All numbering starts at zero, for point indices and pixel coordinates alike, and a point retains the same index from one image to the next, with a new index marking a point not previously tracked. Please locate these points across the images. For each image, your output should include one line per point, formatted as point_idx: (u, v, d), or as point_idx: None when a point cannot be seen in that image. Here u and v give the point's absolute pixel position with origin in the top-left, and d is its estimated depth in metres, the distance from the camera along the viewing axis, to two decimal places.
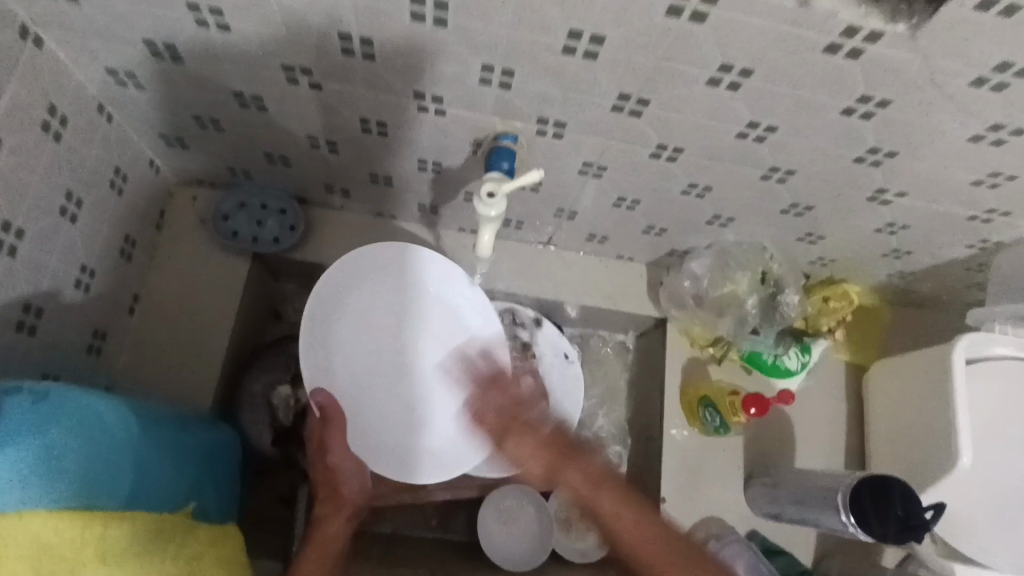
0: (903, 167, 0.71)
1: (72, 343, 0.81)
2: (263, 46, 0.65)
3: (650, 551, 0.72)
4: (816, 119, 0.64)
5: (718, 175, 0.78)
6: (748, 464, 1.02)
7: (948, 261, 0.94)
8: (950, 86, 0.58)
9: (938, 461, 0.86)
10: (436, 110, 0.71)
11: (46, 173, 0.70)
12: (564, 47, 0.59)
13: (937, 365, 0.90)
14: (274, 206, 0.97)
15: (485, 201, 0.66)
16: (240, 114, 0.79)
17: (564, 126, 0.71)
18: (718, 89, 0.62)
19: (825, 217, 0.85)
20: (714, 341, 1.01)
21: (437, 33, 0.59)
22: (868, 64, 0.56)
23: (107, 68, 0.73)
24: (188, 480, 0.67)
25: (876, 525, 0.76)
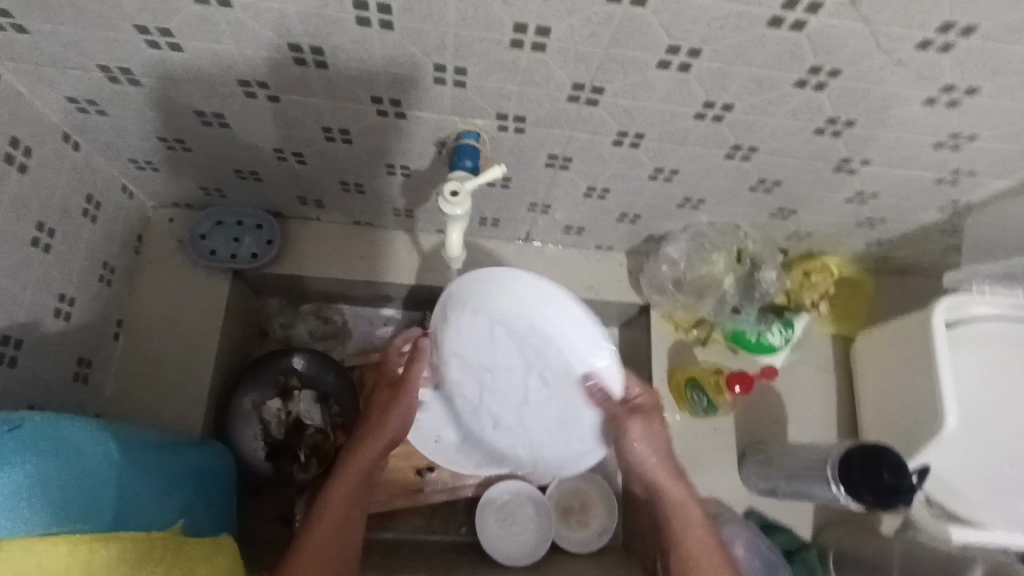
0: (863, 136, 0.71)
1: (57, 372, 0.81)
2: (218, 63, 0.66)
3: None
4: (771, 94, 0.65)
5: (683, 158, 0.78)
6: (741, 443, 1.02)
7: (923, 226, 0.94)
8: (897, 51, 0.58)
9: (927, 425, 0.87)
10: (397, 113, 0.72)
11: (14, 205, 0.71)
12: (513, 41, 0.59)
13: (919, 331, 0.90)
14: (250, 222, 0.99)
15: (449, 200, 0.66)
16: (206, 132, 0.79)
17: (524, 120, 0.71)
18: (670, 71, 0.62)
19: (795, 191, 0.85)
20: (696, 323, 1.03)
21: (386, 36, 0.60)
22: (814, 35, 0.56)
23: (67, 97, 0.73)
24: (177, 501, 0.67)
25: (866, 495, 0.76)
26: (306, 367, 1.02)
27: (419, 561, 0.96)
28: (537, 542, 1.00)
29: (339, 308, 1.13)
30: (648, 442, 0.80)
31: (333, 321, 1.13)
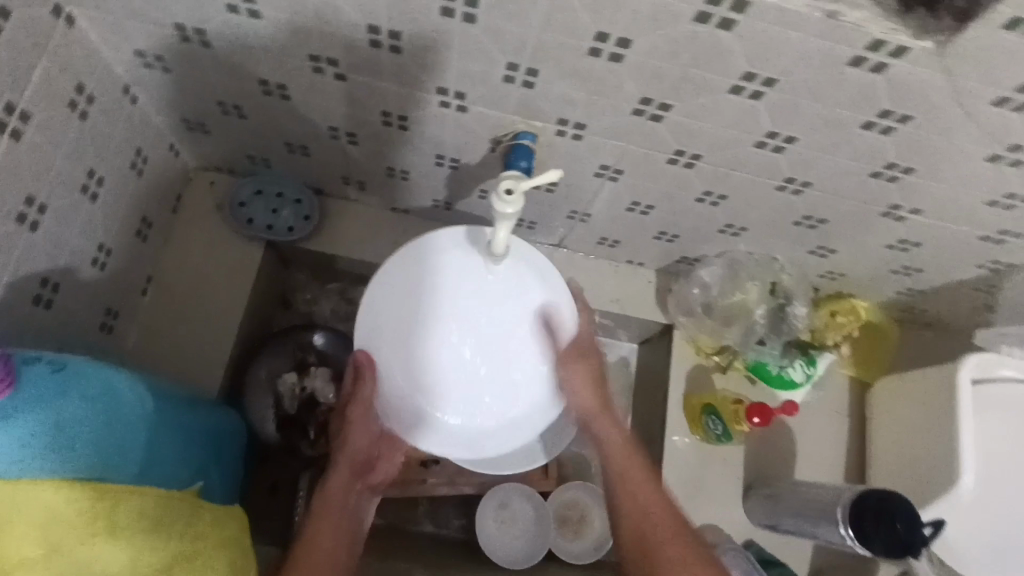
0: (919, 185, 0.71)
1: (86, 320, 0.81)
2: (292, 35, 0.66)
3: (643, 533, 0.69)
4: (836, 132, 0.65)
5: (734, 185, 0.79)
6: (748, 475, 1.02)
7: (959, 282, 0.94)
8: (971, 105, 0.58)
9: (940, 480, 0.87)
10: (458, 107, 0.72)
11: (71, 150, 0.71)
12: (590, 49, 0.59)
13: (942, 385, 0.90)
14: (289, 194, 0.98)
15: (502, 199, 0.65)
16: (265, 101, 0.80)
17: (584, 128, 0.72)
18: (740, 97, 0.62)
19: (838, 231, 0.85)
20: (719, 350, 1.01)
21: (465, 29, 0.60)
22: (892, 80, 0.56)
23: (136, 50, 0.73)
24: (195, 460, 0.68)
25: (875, 540, 0.76)
26: (326, 345, 1.03)
27: (414, 551, 0.96)
28: (533, 548, 1.00)
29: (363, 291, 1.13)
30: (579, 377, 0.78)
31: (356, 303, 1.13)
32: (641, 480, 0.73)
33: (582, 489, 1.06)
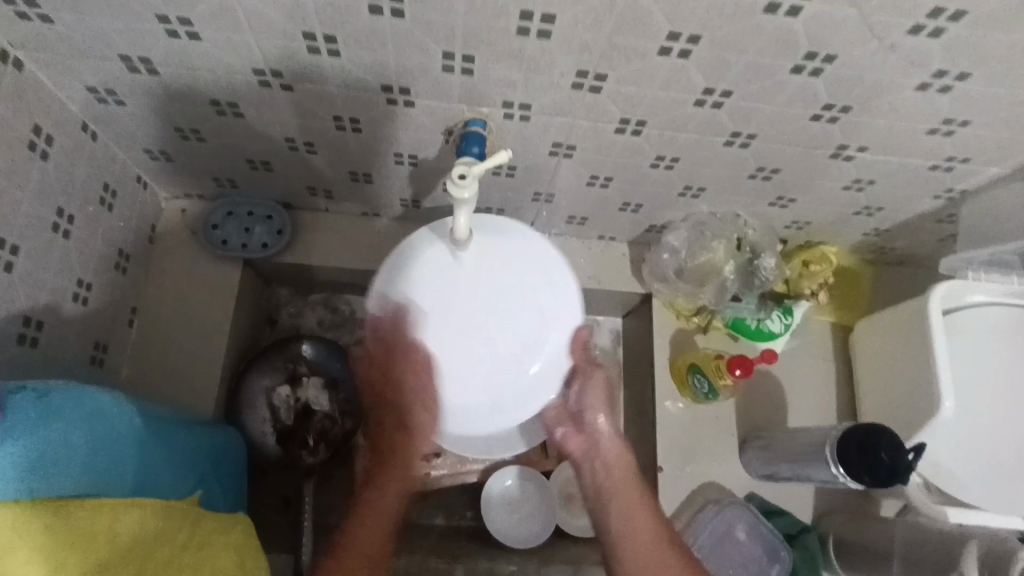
0: (859, 122, 0.73)
1: (75, 355, 0.83)
2: (235, 52, 0.68)
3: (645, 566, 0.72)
4: (767, 80, 0.67)
5: (684, 146, 0.81)
6: (742, 429, 1.04)
7: (920, 215, 0.96)
8: (890, 37, 0.60)
9: (924, 408, 0.89)
10: (405, 102, 0.74)
11: (37, 191, 0.73)
12: (518, 29, 0.61)
13: (915, 317, 0.92)
14: (261, 212, 1.01)
15: (457, 184, 0.67)
16: (221, 122, 0.82)
17: (529, 108, 0.74)
18: (670, 58, 0.64)
19: (793, 179, 0.88)
20: (697, 311, 1.04)
21: (397, 25, 0.62)
22: (809, 22, 0.59)
23: (88, 86, 0.75)
24: (190, 474, 0.69)
25: (862, 473, 0.78)
26: (314, 355, 1.05)
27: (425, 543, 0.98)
28: (542, 526, 1.02)
29: (346, 298, 1.15)
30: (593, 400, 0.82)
31: (340, 311, 1.15)
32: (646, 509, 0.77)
33: None
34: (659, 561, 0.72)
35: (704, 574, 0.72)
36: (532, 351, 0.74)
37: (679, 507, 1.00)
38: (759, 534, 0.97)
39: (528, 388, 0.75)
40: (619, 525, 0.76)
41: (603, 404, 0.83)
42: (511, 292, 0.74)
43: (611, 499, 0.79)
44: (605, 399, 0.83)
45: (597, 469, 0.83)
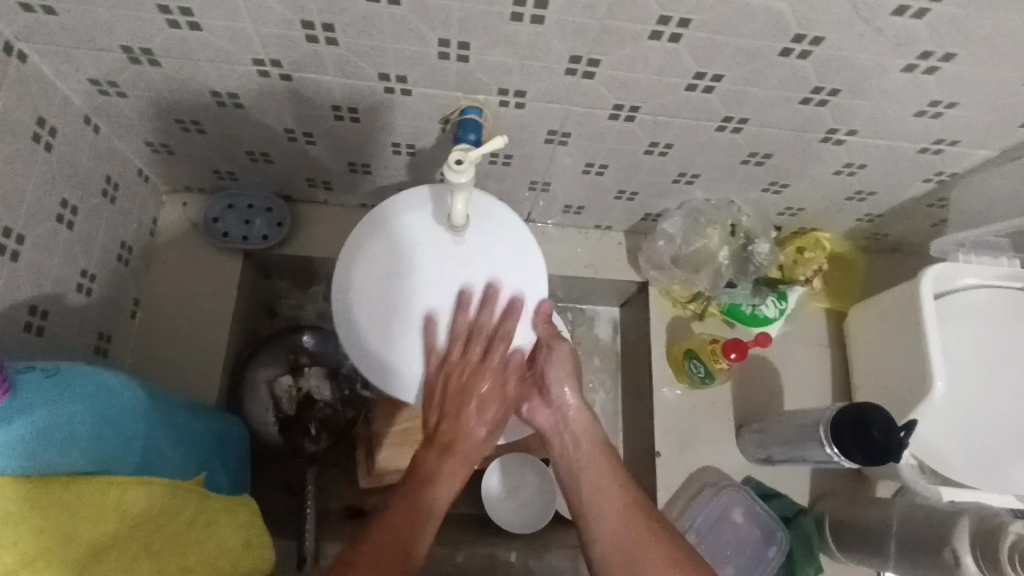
0: (848, 105, 0.75)
1: (79, 344, 0.85)
2: (234, 42, 0.70)
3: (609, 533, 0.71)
4: (757, 64, 0.68)
5: (677, 131, 0.82)
6: (739, 414, 1.05)
7: (911, 200, 0.98)
8: (875, 18, 0.61)
9: (917, 388, 0.90)
10: (403, 90, 0.76)
11: (41, 181, 0.74)
12: (513, 14, 0.63)
13: (908, 300, 0.94)
14: (260, 204, 1.02)
15: (453, 169, 0.69)
16: (221, 113, 0.83)
17: (524, 95, 0.75)
18: (661, 42, 0.65)
19: (785, 164, 0.89)
20: (693, 297, 1.05)
21: (393, 12, 0.63)
22: (796, 4, 0.60)
23: (90, 78, 0.77)
24: (195, 457, 0.70)
25: (855, 451, 0.79)
26: (315, 345, 1.05)
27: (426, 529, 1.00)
28: (542, 510, 1.03)
29: None
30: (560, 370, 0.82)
31: None
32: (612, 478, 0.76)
33: None
34: (625, 530, 0.71)
35: (675, 538, 0.70)
36: (495, 321, 0.81)
37: (677, 490, 1.01)
38: (755, 516, 0.98)
39: (496, 356, 0.82)
40: (589, 499, 0.75)
41: (569, 375, 0.82)
42: (471, 270, 0.79)
43: (580, 471, 0.78)
44: (571, 372, 0.82)
45: (565, 443, 0.82)
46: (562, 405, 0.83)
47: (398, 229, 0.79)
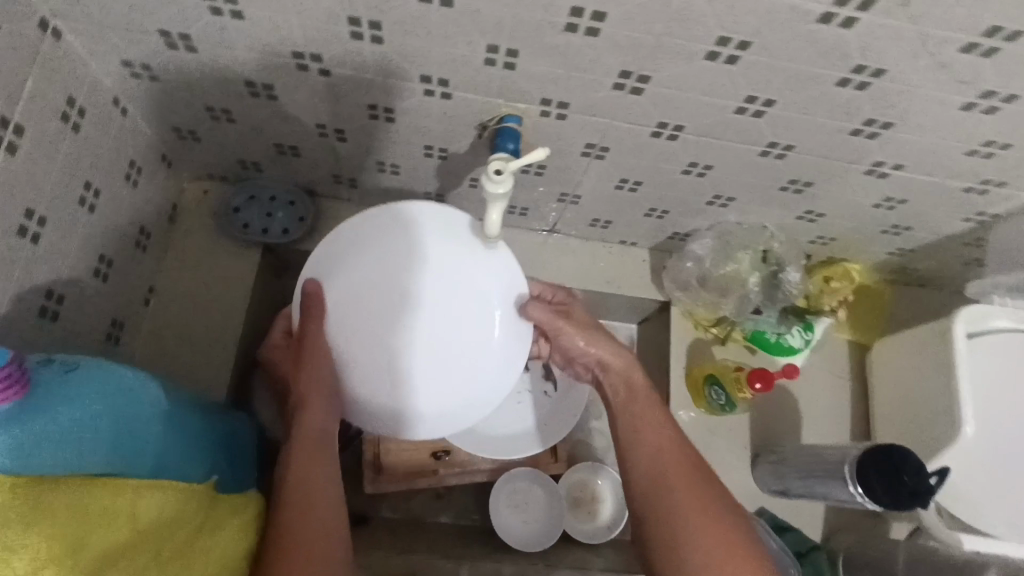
0: (899, 139, 0.73)
1: (92, 331, 0.82)
2: (276, 33, 0.68)
3: (661, 469, 0.71)
4: (813, 91, 0.66)
5: (719, 153, 0.80)
6: (755, 443, 1.03)
7: (948, 237, 0.96)
8: (942, 53, 0.59)
9: (943, 431, 0.88)
10: (443, 94, 0.74)
11: (67, 163, 0.73)
12: (568, 24, 0.61)
13: (938, 339, 0.92)
14: (283, 198, 0.99)
15: (492, 178, 0.67)
16: (253, 104, 0.81)
17: (567, 106, 0.73)
18: (717, 62, 0.63)
19: (824, 193, 0.87)
20: (716, 321, 1.03)
21: (444, 14, 0.61)
22: (862, 34, 0.58)
23: (123, 61, 0.75)
24: (209, 457, 0.69)
25: (883, 493, 0.77)
26: None
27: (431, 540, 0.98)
28: (548, 529, 1.01)
29: None
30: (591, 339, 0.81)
31: None
32: (659, 419, 0.76)
33: (592, 468, 1.07)
34: (672, 472, 0.71)
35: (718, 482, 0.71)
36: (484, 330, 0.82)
37: None
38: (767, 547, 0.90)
39: (485, 366, 0.83)
40: (631, 438, 0.74)
41: (587, 330, 0.82)
42: (457, 275, 0.81)
43: (625, 415, 0.77)
44: (588, 332, 0.82)
45: (615, 389, 0.80)
46: (597, 361, 0.82)
47: (397, 235, 0.80)
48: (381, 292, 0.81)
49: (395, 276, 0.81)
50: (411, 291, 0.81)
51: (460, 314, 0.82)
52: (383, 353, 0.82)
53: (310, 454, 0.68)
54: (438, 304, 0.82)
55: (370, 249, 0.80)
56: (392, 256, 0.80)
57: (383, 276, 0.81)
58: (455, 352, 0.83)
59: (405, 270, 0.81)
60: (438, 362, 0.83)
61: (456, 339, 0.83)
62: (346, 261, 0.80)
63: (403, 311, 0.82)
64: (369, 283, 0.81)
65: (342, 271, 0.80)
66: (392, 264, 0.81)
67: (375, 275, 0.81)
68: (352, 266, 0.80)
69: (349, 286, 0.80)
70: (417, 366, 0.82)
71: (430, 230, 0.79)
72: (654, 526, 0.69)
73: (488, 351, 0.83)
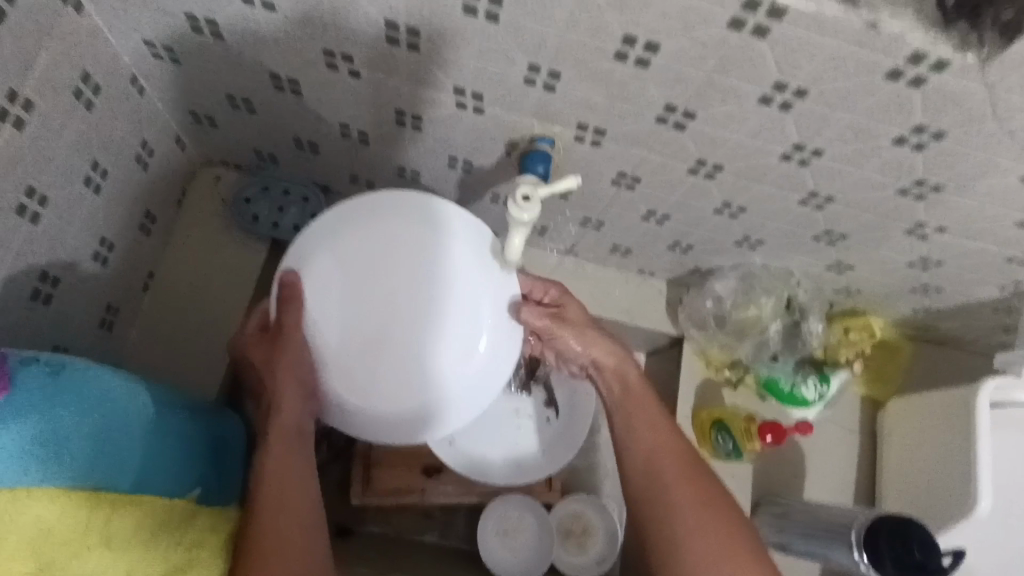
0: (948, 202, 0.70)
1: (85, 315, 0.79)
2: (309, 29, 0.64)
3: (652, 470, 0.69)
4: (866, 145, 0.63)
5: (755, 196, 0.76)
6: (756, 493, 1.00)
7: (978, 302, 0.92)
8: (1011, 121, 0.56)
9: (956, 505, 0.84)
10: (475, 108, 0.70)
11: (76, 140, 0.69)
12: (617, 52, 0.57)
13: (960, 407, 0.88)
14: (296, 192, 0.95)
15: (519, 204, 0.63)
16: (276, 97, 0.78)
17: (603, 134, 0.70)
18: (769, 107, 0.60)
19: (857, 247, 0.83)
20: (730, 364, 1.00)
21: (488, 28, 0.58)
22: (929, 93, 0.54)
23: (145, 41, 0.71)
24: (195, 466, 0.65)
25: (889, 565, 0.74)
26: None
27: (413, 562, 0.94)
28: (533, 563, 0.98)
29: None
30: (580, 339, 0.78)
31: None
32: (650, 415, 0.73)
33: (587, 501, 1.02)
34: (661, 473, 0.69)
35: (713, 483, 0.68)
36: (472, 340, 0.75)
37: None
38: None
39: (465, 378, 0.75)
40: (624, 437, 0.73)
41: (579, 328, 0.78)
42: (449, 273, 0.74)
43: (618, 412, 0.75)
44: (581, 330, 0.78)
45: (608, 386, 0.78)
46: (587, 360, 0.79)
47: (395, 223, 0.74)
48: (369, 283, 0.74)
49: (383, 264, 0.74)
50: (405, 287, 0.74)
51: (450, 319, 0.74)
52: (354, 348, 0.73)
53: (286, 446, 0.65)
54: (421, 303, 0.74)
55: (373, 234, 0.74)
56: (389, 246, 0.74)
57: (370, 263, 0.74)
58: (433, 359, 0.74)
59: (395, 258, 0.74)
60: (412, 368, 0.74)
61: (437, 343, 0.74)
62: (339, 239, 0.74)
63: (385, 305, 0.74)
64: (354, 268, 0.74)
65: (329, 249, 0.74)
66: (384, 250, 0.74)
67: (362, 260, 0.74)
68: (349, 248, 0.74)
69: (333, 269, 0.74)
70: (388, 368, 0.74)
71: (431, 224, 0.74)
72: (646, 531, 0.67)
73: (468, 360, 0.75)
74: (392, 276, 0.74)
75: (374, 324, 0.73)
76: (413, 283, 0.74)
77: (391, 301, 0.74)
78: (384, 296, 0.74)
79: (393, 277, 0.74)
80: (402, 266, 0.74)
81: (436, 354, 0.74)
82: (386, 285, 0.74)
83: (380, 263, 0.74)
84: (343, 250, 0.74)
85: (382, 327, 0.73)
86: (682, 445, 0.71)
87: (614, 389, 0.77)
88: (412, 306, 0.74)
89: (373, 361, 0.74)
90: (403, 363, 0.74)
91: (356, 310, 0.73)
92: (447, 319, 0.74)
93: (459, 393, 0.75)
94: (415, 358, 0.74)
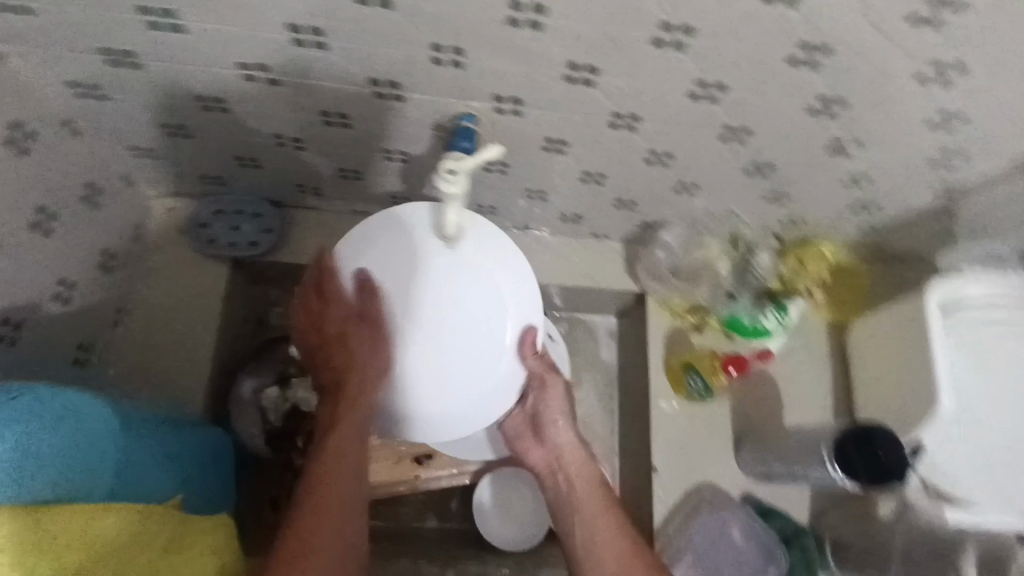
0: (858, 116, 0.72)
1: (57, 355, 0.81)
2: (220, 43, 0.67)
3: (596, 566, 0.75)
4: (764, 72, 0.66)
5: (679, 140, 0.79)
6: (738, 430, 1.03)
7: (919, 212, 0.95)
8: (888, 26, 0.59)
9: (923, 408, 0.87)
10: (394, 95, 0.73)
11: (17, 187, 0.71)
12: (509, 18, 0.60)
13: (913, 315, 0.91)
14: (250, 209, 0.98)
15: (445, 179, 0.66)
16: (207, 117, 0.80)
17: (520, 101, 0.72)
18: (663, 49, 0.63)
19: (790, 175, 0.86)
20: (692, 309, 1.04)
21: (385, 15, 0.61)
22: (806, 11, 0.57)
23: (70, 81, 0.73)
24: (175, 475, 0.68)
25: (861, 472, 0.76)
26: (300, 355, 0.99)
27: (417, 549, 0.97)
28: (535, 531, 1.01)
29: None
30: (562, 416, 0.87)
31: None
32: (594, 487, 0.83)
33: None
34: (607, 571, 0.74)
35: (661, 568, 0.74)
36: (491, 363, 0.74)
37: (673, 511, 0.98)
38: (754, 534, 0.95)
39: (480, 397, 0.75)
40: (574, 532, 0.80)
41: (561, 408, 0.87)
42: (467, 303, 0.73)
43: (568, 502, 0.84)
44: (566, 410, 0.87)
45: (562, 480, 0.87)
46: (556, 455, 0.88)
47: (417, 234, 0.72)
48: (388, 300, 0.72)
49: (403, 280, 0.72)
50: (424, 305, 0.72)
51: (472, 343, 0.73)
52: (374, 362, 0.73)
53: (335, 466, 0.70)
54: (441, 326, 0.73)
55: (393, 244, 0.72)
56: (415, 261, 0.72)
57: (395, 273, 0.72)
58: (451, 383, 0.74)
59: (420, 271, 0.72)
60: (430, 393, 0.74)
61: (455, 369, 0.73)
62: (371, 244, 0.73)
63: (408, 321, 0.72)
64: (378, 279, 0.72)
65: (349, 253, 0.73)
66: (407, 265, 0.72)
67: (392, 269, 0.72)
68: (372, 262, 0.72)
69: (357, 285, 0.73)
70: (402, 387, 0.74)
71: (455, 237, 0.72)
72: None
73: (489, 389, 0.75)
74: (417, 291, 0.72)
75: (391, 340, 0.73)
76: (435, 300, 0.72)
77: (412, 320, 0.72)
78: (408, 309, 0.72)
79: (416, 291, 0.72)
80: (426, 279, 0.72)
81: (454, 377, 0.73)
82: (409, 302, 0.72)
83: (404, 276, 0.72)
84: (370, 255, 0.72)
85: (401, 342, 0.73)
86: (623, 524, 0.78)
87: (567, 463, 0.87)
88: (432, 326, 0.73)
89: (389, 377, 0.73)
90: (418, 382, 0.73)
91: (376, 323, 0.73)
92: (466, 346, 0.73)
93: (475, 415, 0.76)
94: (430, 378, 0.73)
